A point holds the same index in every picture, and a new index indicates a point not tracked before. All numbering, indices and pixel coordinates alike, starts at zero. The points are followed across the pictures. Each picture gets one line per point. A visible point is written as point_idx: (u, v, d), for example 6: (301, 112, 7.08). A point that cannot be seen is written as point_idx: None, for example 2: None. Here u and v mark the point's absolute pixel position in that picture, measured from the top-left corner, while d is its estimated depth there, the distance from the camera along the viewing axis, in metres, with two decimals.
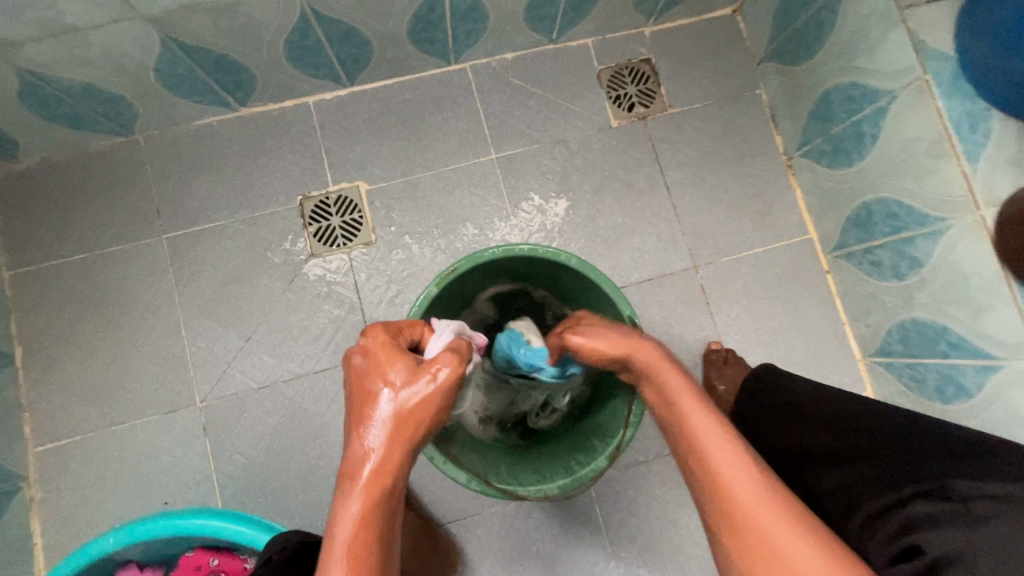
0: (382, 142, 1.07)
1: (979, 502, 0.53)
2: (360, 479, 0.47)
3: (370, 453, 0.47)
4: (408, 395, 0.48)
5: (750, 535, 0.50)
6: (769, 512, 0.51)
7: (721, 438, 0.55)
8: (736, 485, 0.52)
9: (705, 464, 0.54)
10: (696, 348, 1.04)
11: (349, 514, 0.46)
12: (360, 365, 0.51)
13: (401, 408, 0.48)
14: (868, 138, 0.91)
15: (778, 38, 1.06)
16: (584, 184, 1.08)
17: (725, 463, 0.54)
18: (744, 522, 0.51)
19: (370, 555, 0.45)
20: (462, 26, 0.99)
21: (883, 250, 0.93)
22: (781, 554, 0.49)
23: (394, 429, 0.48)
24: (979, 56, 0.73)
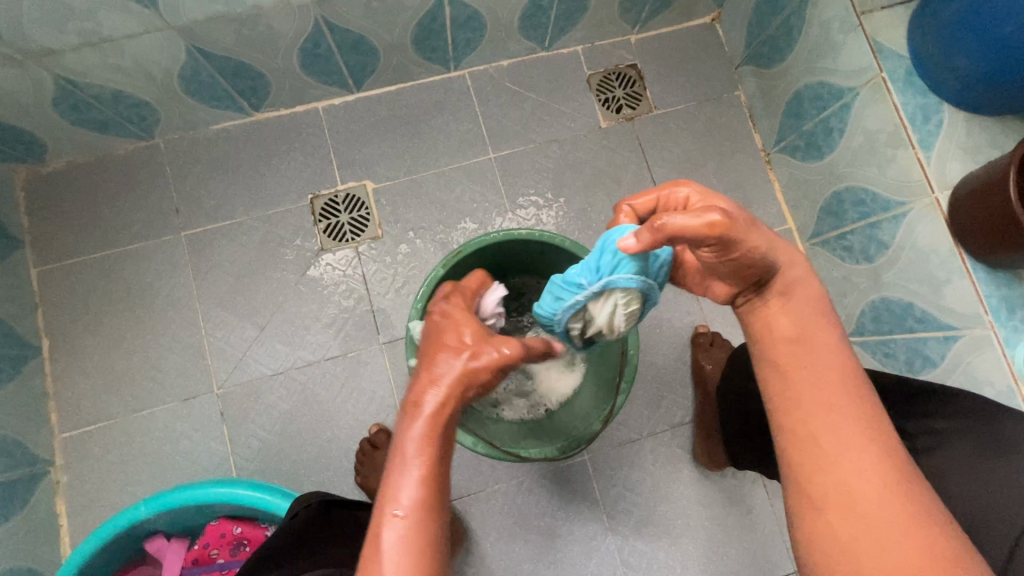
0: (387, 143, 1.14)
1: (928, 438, 0.60)
2: (425, 410, 0.53)
3: (443, 388, 0.53)
4: (484, 347, 0.54)
5: (843, 485, 0.47)
6: (873, 467, 0.47)
7: (845, 393, 0.50)
8: (847, 437, 0.48)
9: (817, 412, 0.50)
10: (684, 332, 1.10)
11: (419, 437, 0.52)
12: (436, 322, 0.59)
13: (473, 359, 0.54)
14: (836, 133, 1.00)
15: (754, 43, 1.14)
16: (577, 181, 1.16)
17: (844, 416, 0.49)
18: (837, 469, 0.47)
19: (434, 475, 0.51)
20: (461, 35, 1.07)
21: (854, 235, 1.01)
22: (869, 504, 0.45)
23: (467, 373, 0.54)
24: (928, 55, 0.83)
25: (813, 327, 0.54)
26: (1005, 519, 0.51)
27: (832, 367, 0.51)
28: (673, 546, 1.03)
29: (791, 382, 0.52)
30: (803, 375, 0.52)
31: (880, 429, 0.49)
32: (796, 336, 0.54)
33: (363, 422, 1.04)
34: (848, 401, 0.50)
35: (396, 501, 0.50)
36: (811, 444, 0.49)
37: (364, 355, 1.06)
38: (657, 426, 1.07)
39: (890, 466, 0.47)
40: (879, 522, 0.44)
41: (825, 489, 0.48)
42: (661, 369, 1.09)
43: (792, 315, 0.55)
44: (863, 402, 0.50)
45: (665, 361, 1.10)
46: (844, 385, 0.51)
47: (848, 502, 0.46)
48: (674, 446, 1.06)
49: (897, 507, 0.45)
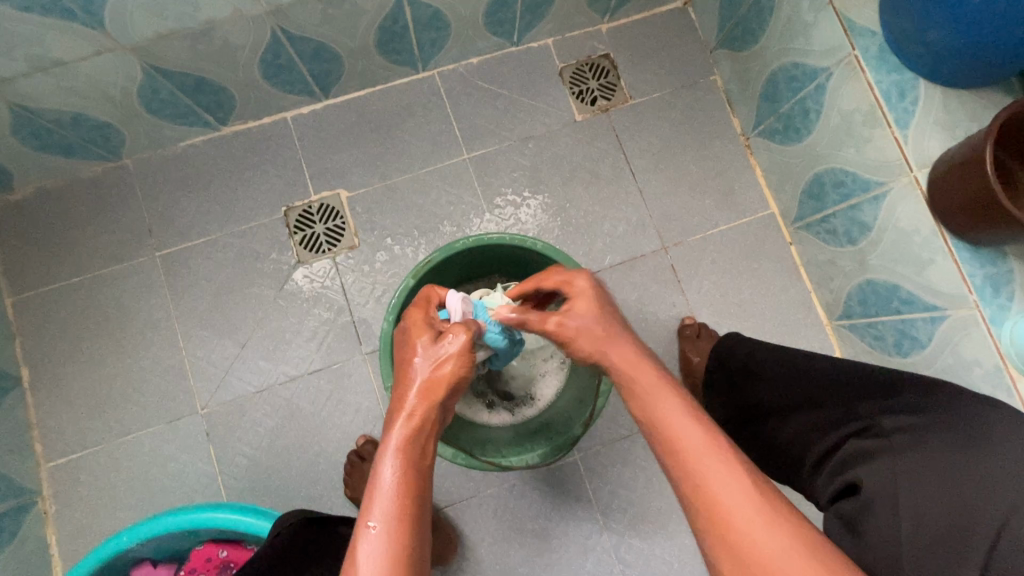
0: (359, 150, 1.12)
1: (900, 434, 0.60)
2: (401, 418, 0.56)
3: (417, 393, 0.57)
4: (440, 350, 0.59)
5: (731, 537, 0.48)
6: (745, 510, 0.48)
7: (704, 443, 0.52)
8: (718, 484, 0.50)
9: (693, 464, 0.52)
10: (671, 324, 1.08)
11: (397, 443, 0.54)
12: (399, 340, 0.64)
13: (436, 365, 0.58)
14: (812, 114, 0.98)
15: (726, 26, 1.12)
16: (554, 177, 1.14)
17: (709, 466, 0.51)
18: (720, 520, 0.49)
19: (409, 481, 0.52)
20: (426, 36, 1.05)
21: (836, 218, 0.99)
22: (757, 548, 0.46)
23: (425, 380, 0.58)
24: (899, 33, 0.81)
25: (661, 403, 0.56)
26: (985, 509, 0.51)
27: (685, 416, 0.55)
28: (669, 541, 1.02)
29: (660, 441, 0.55)
30: (671, 430, 0.54)
31: (741, 469, 0.50)
32: (647, 417, 0.56)
33: (350, 434, 1.03)
34: (711, 451, 0.52)
35: (375, 509, 0.50)
36: (696, 502, 0.51)
37: (347, 366, 1.05)
38: None
39: (763, 503, 0.48)
40: (772, 560, 0.46)
41: (717, 542, 0.49)
42: None
43: (635, 393, 0.59)
44: (726, 448, 0.52)
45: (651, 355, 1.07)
46: (704, 437, 0.53)
47: (735, 546, 0.48)
48: None
49: (770, 536, 0.47)
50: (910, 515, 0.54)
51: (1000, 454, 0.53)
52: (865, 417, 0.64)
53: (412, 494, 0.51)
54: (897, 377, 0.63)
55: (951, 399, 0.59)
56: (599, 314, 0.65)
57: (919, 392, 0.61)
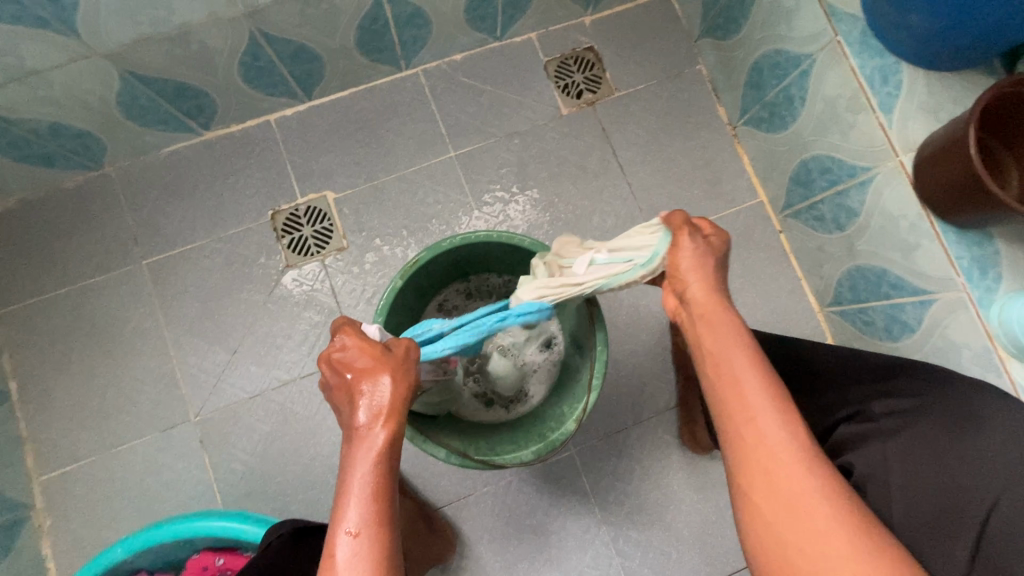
0: (344, 151, 1.11)
1: (891, 418, 0.60)
2: (362, 430, 0.54)
3: (380, 403, 0.55)
4: (384, 367, 0.56)
5: (767, 473, 0.50)
6: (785, 448, 0.50)
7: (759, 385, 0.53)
8: (764, 428, 0.51)
9: (741, 405, 0.53)
10: (663, 315, 1.08)
11: (371, 448, 0.53)
12: (337, 356, 0.58)
13: (387, 381, 0.56)
14: (797, 101, 0.98)
15: (710, 15, 1.12)
16: (542, 172, 1.13)
17: (758, 408, 0.52)
18: (758, 454, 0.50)
19: (383, 483, 0.52)
20: (408, 33, 1.04)
21: (824, 204, 0.99)
22: (789, 484, 0.48)
23: (389, 391, 0.55)
24: (880, 18, 0.80)
25: (724, 336, 0.57)
26: (975, 496, 0.52)
27: (743, 359, 0.55)
28: (666, 532, 1.02)
29: (716, 382, 0.56)
30: (729, 373, 0.55)
31: (789, 413, 0.51)
32: (714, 350, 0.57)
33: None
34: (763, 393, 0.52)
35: (351, 515, 0.50)
36: (736, 436, 0.52)
37: None
38: (642, 414, 1.06)
39: (806, 446, 0.50)
40: (804, 502, 0.47)
41: (749, 480, 0.51)
42: (642, 357, 1.07)
43: (710, 328, 0.58)
44: (780, 393, 0.53)
45: (644, 347, 1.07)
46: (761, 378, 0.54)
47: (771, 485, 0.49)
48: (661, 432, 1.05)
49: (806, 480, 0.48)
50: (902, 496, 0.55)
51: (989, 439, 0.53)
52: (858, 402, 0.64)
53: (386, 498, 0.52)
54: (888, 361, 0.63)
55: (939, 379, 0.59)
56: (717, 254, 0.63)
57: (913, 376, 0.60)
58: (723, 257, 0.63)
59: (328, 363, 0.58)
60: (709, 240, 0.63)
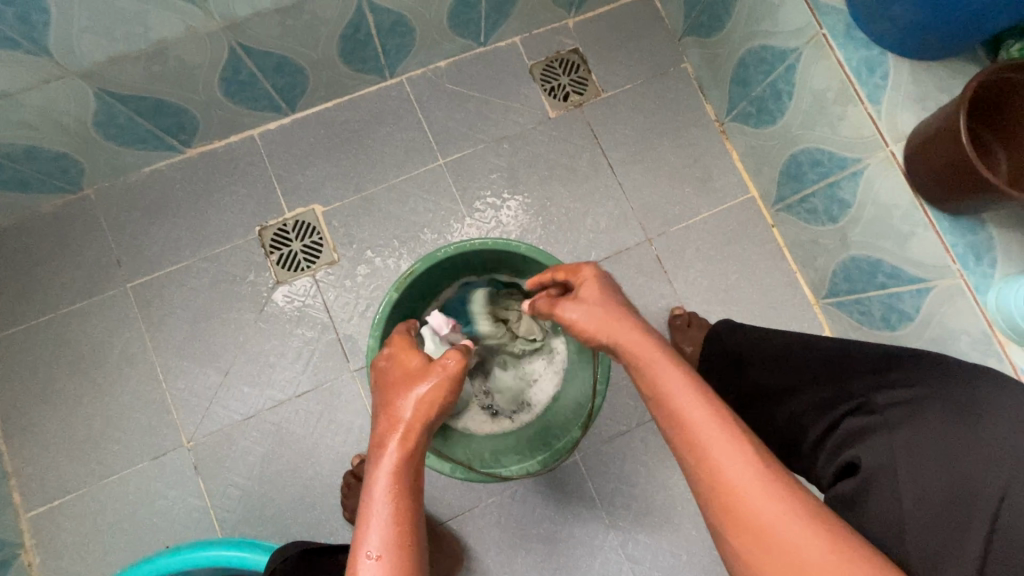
0: (331, 163, 1.09)
1: (896, 409, 0.60)
2: (388, 444, 0.55)
3: (409, 416, 0.56)
4: (422, 379, 0.59)
5: (734, 509, 0.46)
6: (752, 484, 0.47)
7: (703, 411, 0.51)
8: (719, 458, 0.48)
9: (690, 439, 0.50)
10: (660, 315, 1.08)
11: (388, 462, 0.53)
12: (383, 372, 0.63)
13: (422, 390, 0.58)
14: (784, 95, 0.98)
15: (693, 13, 1.12)
16: (532, 176, 1.12)
17: (710, 438, 0.49)
18: (727, 496, 0.47)
19: (404, 500, 0.51)
20: (391, 41, 1.02)
21: (817, 197, 0.99)
22: (757, 517, 0.45)
23: (422, 399, 0.58)
24: (864, 11, 0.81)
25: (659, 365, 0.56)
26: (985, 482, 0.50)
27: (683, 385, 0.53)
28: (675, 534, 1.01)
29: (662, 415, 0.53)
30: (670, 403, 0.53)
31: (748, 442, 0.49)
32: (651, 384, 0.56)
33: (345, 454, 1.00)
34: (712, 421, 0.50)
35: (371, 536, 0.48)
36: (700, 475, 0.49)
37: (335, 385, 1.02)
38: (645, 415, 1.05)
39: (765, 470, 0.47)
40: (774, 534, 0.44)
41: (723, 520, 0.47)
42: None
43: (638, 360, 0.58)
44: (731, 423, 0.50)
45: None
46: (707, 407, 0.51)
47: (742, 521, 0.46)
48: None
49: (773, 504, 0.45)
50: (910, 492, 0.54)
51: (994, 425, 0.52)
52: (862, 395, 0.64)
53: (408, 517, 0.50)
54: (891, 353, 0.63)
55: (943, 369, 0.58)
56: (604, 294, 0.67)
57: (916, 367, 0.60)
58: (604, 289, 0.68)
59: (376, 375, 0.65)
60: (581, 289, 0.68)
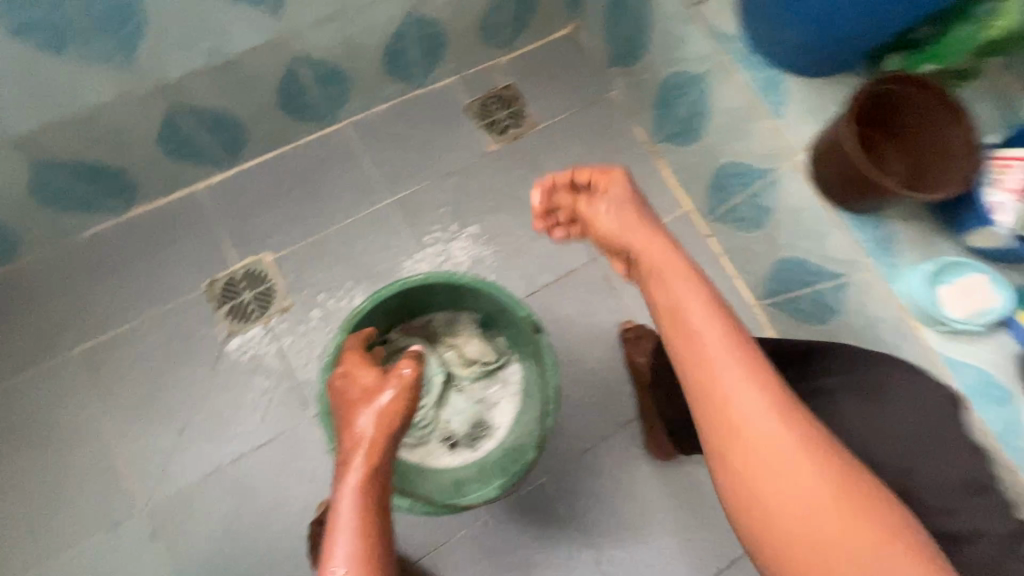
0: (277, 211, 1.11)
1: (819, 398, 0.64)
2: (352, 459, 0.56)
3: (369, 428, 0.58)
4: (381, 391, 0.61)
5: (737, 431, 0.48)
6: (761, 415, 0.48)
7: (721, 337, 0.52)
8: (729, 384, 0.49)
9: (702, 362, 0.51)
10: (612, 330, 1.12)
11: (355, 473, 0.54)
12: (340, 388, 0.65)
13: (381, 403, 0.60)
14: (701, 115, 1.05)
15: (614, 45, 1.19)
16: (477, 207, 1.16)
17: (722, 364, 0.50)
18: (727, 421, 0.49)
19: (370, 511, 0.52)
20: (329, 90, 1.06)
21: (743, 206, 1.05)
22: (759, 441, 0.47)
23: (382, 410, 0.59)
24: (759, 37, 0.90)
25: (680, 287, 0.56)
26: (892, 459, 0.57)
27: (702, 310, 0.54)
28: (648, 544, 1.03)
29: (676, 338, 0.54)
30: (686, 328, 0.53)
31: (763, 377, 0.50)
32: (670, 304, 0.56)
33: (310, 502, 0.99)
34: (727, 349, 0.51)
35: (337, 550, 0.49)
36: (703, 399, 0.51)
37: (296, 432, 1.01)
38: (608, 429, 1.07)
39: (774, 397, 0.49)
40: (773, 455, 0.47)
41: (720, 439, 0.49)
42: (598, 373, 1.09)
43: (659, 280, 0.58)
44: (750, 355, 0.51)
45: (599, 363, 1.10)
46: (726, 334, 0.52)
47: (743, 443, 0.48)
48: (628, 445, 1.07)
49: (774, 429, 0.47)
50: None
51: (897, 408, 0.59)
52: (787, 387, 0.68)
53: (374, 526, 0.51)
54: (809, 347, 0.68)
55: (854, 359, 0.64)
56: (631, 201, 0.66)
57: (832, 358, 0.66)
58: (631, 198, 0.67)
59: (333, 393, 0.66)
60: (608, 192, 0.67)
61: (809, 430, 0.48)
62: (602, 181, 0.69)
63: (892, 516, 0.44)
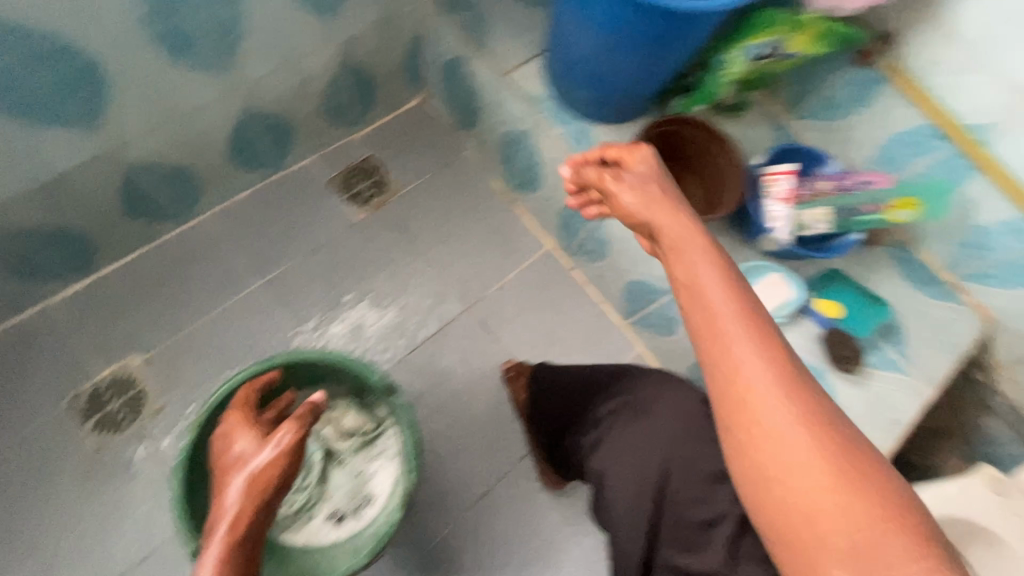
0: (140, 313, 1.09)
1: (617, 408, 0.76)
2: (217, 529, 0.57)
3: (237, 495, 0.59)
4: (256, 454, 0.63)
5: (744, 407, 0.50)
6: (768, 392, 0.50)
7: (734, 317, 0.52)
8: (740, 361, 0.51)
9: (716, 341, 0.52)
10: (495, 372, 1.17)
11: (217, 544, 0.56)
12: (219, 452, 0.68)
13: (256, 466, 0.61)
14: (534, 167, 1.15)
15: (455, 109, 1.28)
16: (349, 277, 1.20)
17: (734, 343, 0.51)
18: (736, 387, 0.51)
19: None
20: (178, 189, 1.08)
21: (587, 240, 1.17)
22: (764, 418, 0.49)
23: (251, 475, 0.61)
24: (563, 95, 1.02)
25: (696, 266, 0.57)
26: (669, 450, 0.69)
27: (718, 291, 0.54)
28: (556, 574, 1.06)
29: (692, 316, 0.55)
30: (706, 308, 0.54)
31: (770, 346, 0.51)
32: (687, 277, 0.57)
33: None
34: (745, 331, 0.52)
35: None
36: (713, 367, 0.52)
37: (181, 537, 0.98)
38: (501, 469, 1.11)
39: (784, 380, 0.50)
40: (778, 436, 0.49)
41: (729, 414, 0.51)
42: (486, 415, 1.14)
43: (681, 258, 0.58)
44: (767, 339, 0.52)
45: (487, 406, 1.15)
46: (739, 315, 0.52)
47: (749, 421, 0.50)
48: (524, 481, 1.11)
49: (779, 411, 0.49)
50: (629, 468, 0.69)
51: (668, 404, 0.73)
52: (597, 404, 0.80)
53: None
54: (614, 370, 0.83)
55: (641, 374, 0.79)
56: (654, 175, 0.66)
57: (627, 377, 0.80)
58: (655, 173, 0.67)
59: (215, 456, 0.69)
60: (630, 168, 0.68)
61: (815, 415, 0.49)
62: (629, 156, 0.69)
63: (889, 504, 0.46)
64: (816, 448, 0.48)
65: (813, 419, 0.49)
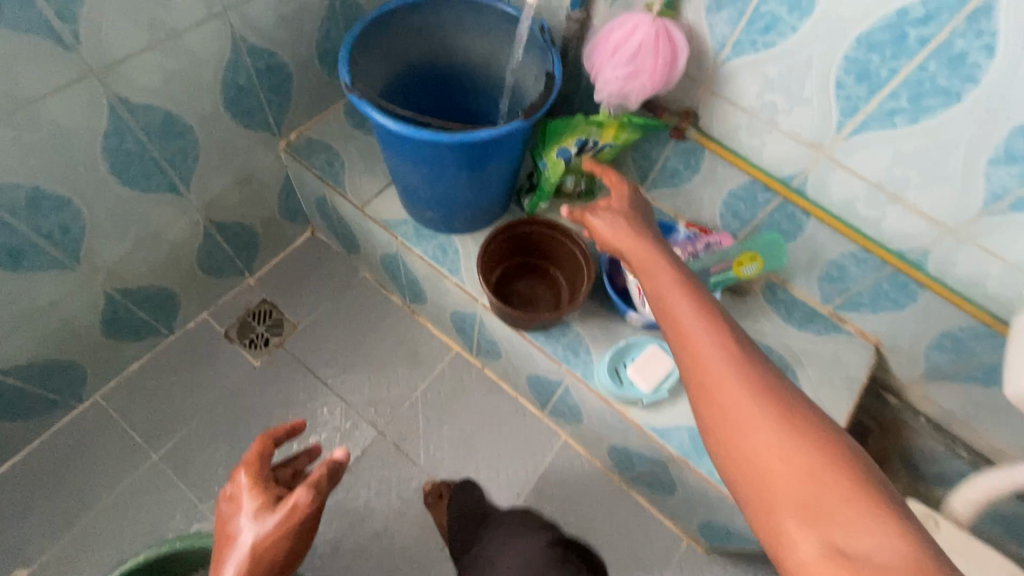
0: (30, 516, 1.04)
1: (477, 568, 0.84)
2: None
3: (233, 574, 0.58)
4: (262, 524, 0.60)
5: (727, 427, 0.47)
6: (747, 403, 0.47)
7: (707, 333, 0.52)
8: (719, 376, 0.49)
9: (692, 359, 0.51)
10: (416, 497, 1.12)
11: None
12: (225, 512, 0.64)
13: (259, 542, 0.59)
14: (415, 283, 1.16)
15: (339, 237, 1.30)
16: (253, 427, 1.16)
17: (710, 360, 0.50)
18: (738, 440, 0.46)
19: None
20: (56, 380, 1.06)
21: (479, 342, 1.15)
22: (748, 436, 0.46)
23: (249, 556, 0.58)
24: (418, 217, 1.05)
25: (671, 293, 0.57)
26: None
27: (690, 309, 0.54)
28: None
29: (670, 338, 0.54)
30: (680, 329, 0.53)
31: (735, 342, 0.51)
32: (663, 308, 0.56)
33: None
34: (715, 345, 0.51)
35: None
36: (712, 422, 0.48)
37: None
38: None
39: (763, 391, 0.47)
40: (765, 454, 0.44)
41: (717, 437, 0.47)
42: (413, 546, 1.08)
43: (655, 289, 0.59)
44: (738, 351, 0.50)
45: (412, 536, 1.09)
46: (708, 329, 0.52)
47: (734, 441, 0.46)
48: None
49: (761, 425, 0.46)
50: None
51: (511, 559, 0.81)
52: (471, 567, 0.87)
53: None
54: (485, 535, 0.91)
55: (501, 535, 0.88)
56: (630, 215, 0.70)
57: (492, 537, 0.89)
58: (635, 217, 0.70)
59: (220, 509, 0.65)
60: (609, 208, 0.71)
61: (806, 430, 0.45)
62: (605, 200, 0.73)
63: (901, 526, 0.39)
64: (809, 465, 0.43)
65: (803, 435, 0.45)
